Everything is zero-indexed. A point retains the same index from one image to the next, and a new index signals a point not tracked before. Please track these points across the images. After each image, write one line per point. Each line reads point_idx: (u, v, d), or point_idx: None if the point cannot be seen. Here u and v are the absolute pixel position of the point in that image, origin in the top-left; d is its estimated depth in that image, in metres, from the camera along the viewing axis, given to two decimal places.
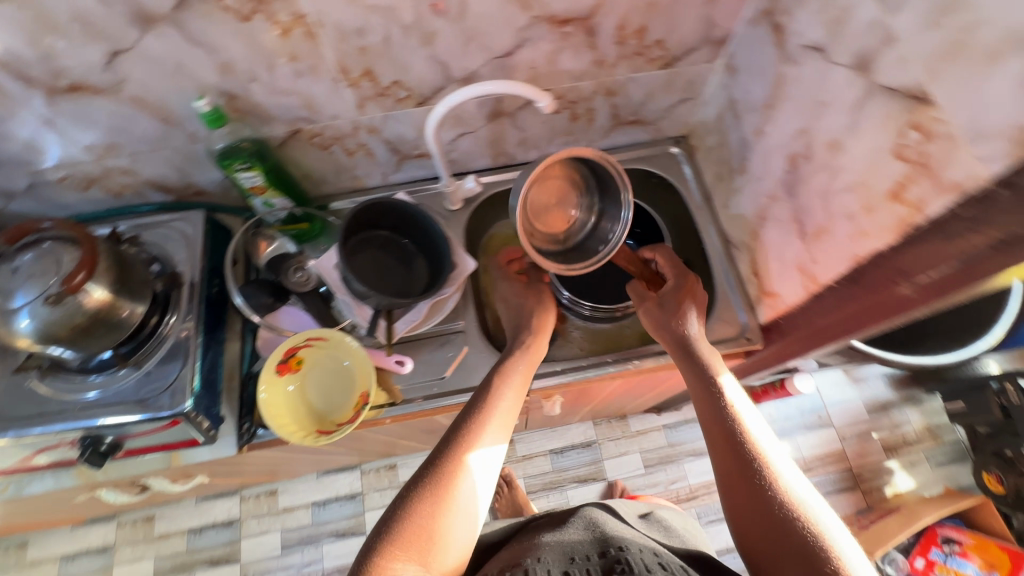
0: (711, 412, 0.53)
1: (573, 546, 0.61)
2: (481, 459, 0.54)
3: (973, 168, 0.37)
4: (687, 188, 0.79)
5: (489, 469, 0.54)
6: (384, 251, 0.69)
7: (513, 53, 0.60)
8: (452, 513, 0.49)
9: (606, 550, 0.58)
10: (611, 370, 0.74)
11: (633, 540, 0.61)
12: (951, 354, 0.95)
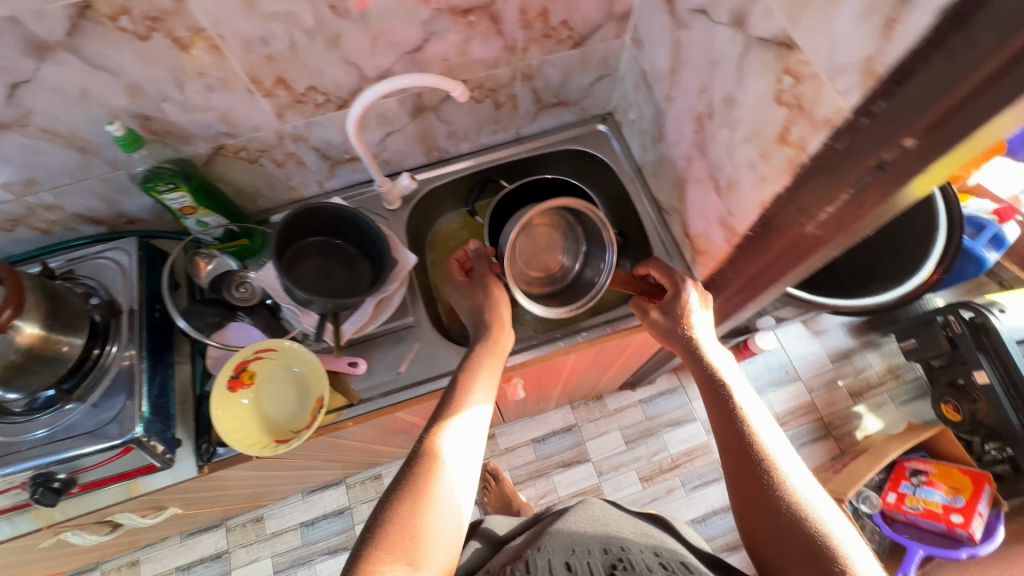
0: (726, 425, 0.55)
1: (574, 538, 0.62)
2: (458, 454, 0.53)
3: (837, 102, 0.39)
4: (617, 162, 0.81)
5: (468, 465, 0.54)
6: (324, 256, 0.69)
7: (422, 47, 0.61)
8: (436, 508, 0.49)
9: (608, 547, 0.60)
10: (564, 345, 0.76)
11: (635, 540, 0.62)
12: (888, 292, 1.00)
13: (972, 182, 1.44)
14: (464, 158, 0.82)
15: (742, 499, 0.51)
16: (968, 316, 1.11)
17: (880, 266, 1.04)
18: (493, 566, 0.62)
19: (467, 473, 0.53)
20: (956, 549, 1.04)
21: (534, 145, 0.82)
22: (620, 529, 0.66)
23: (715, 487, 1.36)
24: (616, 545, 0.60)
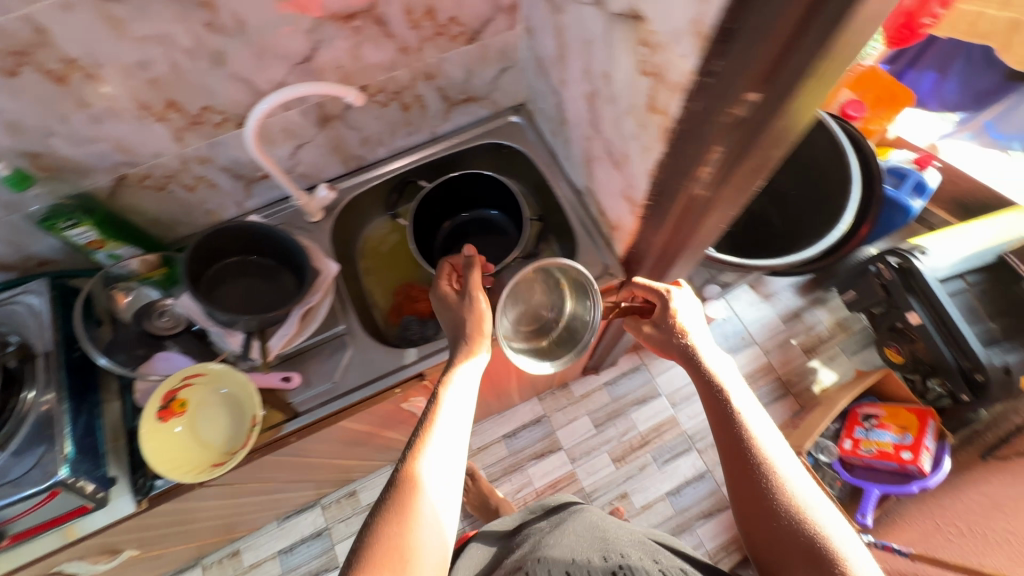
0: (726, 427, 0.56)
1: (573, 547, 0.66)
2: (438, 471, 0.51)
3: (684, 65, 0.41)
4: (533, 150, 0.83)
5: (449, 479, 0.52)
6: (244, 275, 0.70)
7: (313, 56, 0.62)
8: (421, 530, 0.48)
9: (607, 554, 0.63)
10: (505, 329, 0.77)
11: (634, 546, 0.65)
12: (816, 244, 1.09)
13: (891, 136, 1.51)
14: (382, 164, 0.83)
15: (744, 500, 0.52)
16: (894, 262, 1.14)
17: (806, 223, 1.17)
18: None
19: (448, 487, 0.51)
20: (908, 484, 1.10)
21: (450, 143, 0.83)
22: (619, 535, 0.69)
23: (685, 458, 1.39)
24: (616, 553, 0.63)
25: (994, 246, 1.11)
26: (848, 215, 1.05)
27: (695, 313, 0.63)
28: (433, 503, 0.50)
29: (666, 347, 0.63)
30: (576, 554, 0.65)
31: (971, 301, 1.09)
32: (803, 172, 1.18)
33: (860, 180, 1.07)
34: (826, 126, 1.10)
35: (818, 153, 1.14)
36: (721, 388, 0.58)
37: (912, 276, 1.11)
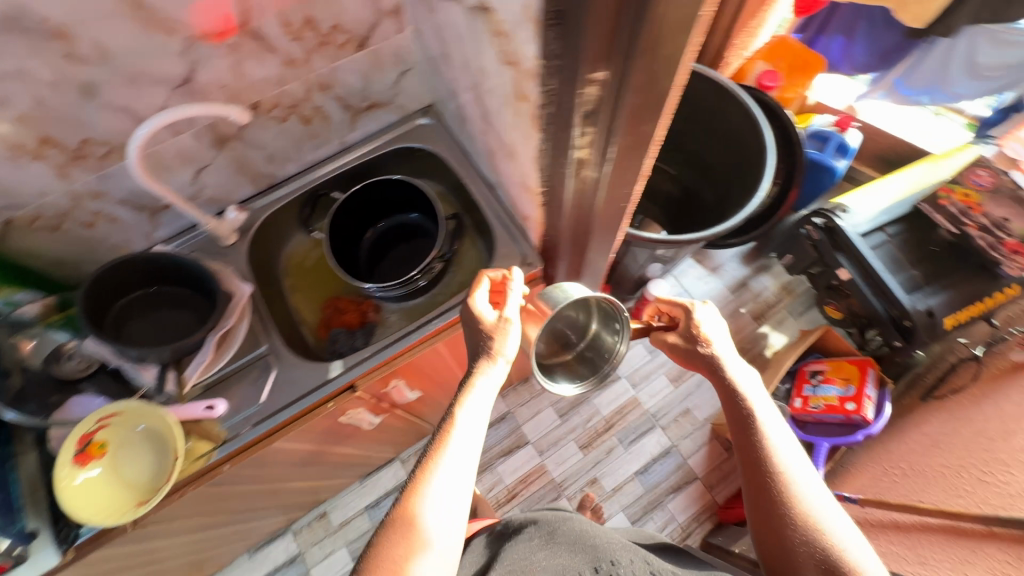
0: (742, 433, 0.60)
1: (563, 562, 0.65)
2: (451, 499, 0.54)
3: (533, 52, 0.42)
4: (444, 149, 0.83)
5: (455, 498, 0.54)
6: (155, 307, 0.69)
7: (193, 78, 0.61)
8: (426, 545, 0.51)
9: (598, 564, 0.63)
10: (435, 328, 0.77)
11: (624, 550, 0.66)
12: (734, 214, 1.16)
13: (812, 102, 1.57)
14: (293, 180, 0.82)
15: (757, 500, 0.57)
16: (819, 222, 1.18)
17: (732, 195, 1.24)
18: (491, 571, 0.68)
19: (460, 511, 0.54)
20: (854, 433, 1.14)
21: (361, 152, 0.83)
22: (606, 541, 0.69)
23: (650, 436, 1.41)
24: (607, 561, 0.64)
25: (908, 197, 1.14)
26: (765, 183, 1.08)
27: (716, 322, 0.65)
28: (447, 531, 0.52)
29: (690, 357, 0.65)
30: (567, 569, 0.64)
31: (893, 251, 1.13)
32: (728, 145, 1.22)
33: (775, 147, 1.09)
34: (738, 98, 1.12)
35: (737, 125, 1.17)
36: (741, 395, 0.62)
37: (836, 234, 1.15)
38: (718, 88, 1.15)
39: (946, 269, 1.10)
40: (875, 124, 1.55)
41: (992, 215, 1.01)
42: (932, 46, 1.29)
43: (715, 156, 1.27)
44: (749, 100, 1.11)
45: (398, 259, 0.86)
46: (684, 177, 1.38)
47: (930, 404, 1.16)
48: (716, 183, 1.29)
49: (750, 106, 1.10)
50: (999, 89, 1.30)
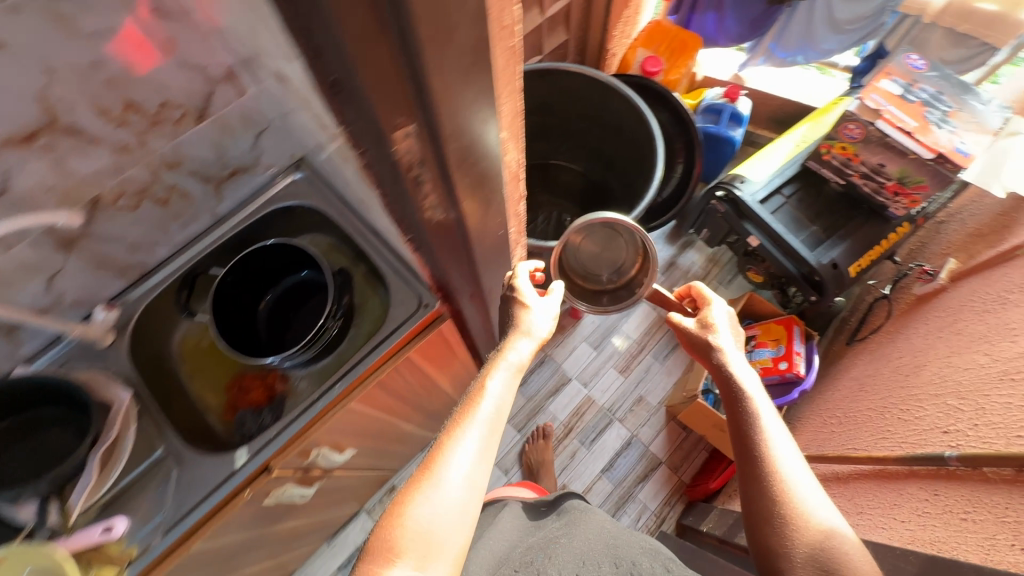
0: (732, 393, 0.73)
1: (587, 552, 0.79)
2: (472, 463, 0.59)
3: (335, 118, 0.40)
4: (324, 202, 0.80)
5: (452, 484, 0.58)
6: (25, 437, 0.63)
7: (7, 188, 0.56)
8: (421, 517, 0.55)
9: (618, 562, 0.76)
10: (341, 390, 0.75)
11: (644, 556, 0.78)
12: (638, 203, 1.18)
13: (700, 78, 1.62)
14: (169, 262, 0.77)
15: (747, 485, 0.67)
16: (721, 195, 1.22)
17: (635, 184, 1.27)
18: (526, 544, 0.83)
19: (465, 499, 0.58)
20: (791, 392, 1.18)
21: (236, 221, 0.79)
22: (622, 547, 0.82)
23: (609, 431, 1.42)
24: (625, 562, 0.76)
25: (796, 155, 1.21)
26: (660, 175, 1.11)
27: (725, 322, 0.80)
28: (465, 491, 0.58)
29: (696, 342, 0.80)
30: (588, 557, 0.78)
31: (792, 211, 1.18)
32: (621, 137, 1.24)
33: (662, 140, 1.12)
34: (622, 95, 1.14)
35: (627, 121, 1.19)
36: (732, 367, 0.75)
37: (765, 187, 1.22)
38: (601, 88, 1.17)
39: (843, 219, 1.16)
40: (762, 89, 1.61)
41: (870, 161, 1.04)
42: (794, 10, 1.37)
43: (616, 151, 1.29)
44: (632, 96, 1.14)
45: (296, 321, 0.81)
46: (594, 173, 1.41)
47: (854, 348, 1.21)
48: (623, 177, 1.32)
49: (634, 103, 1.13)
50: (861, 40, 1.39)
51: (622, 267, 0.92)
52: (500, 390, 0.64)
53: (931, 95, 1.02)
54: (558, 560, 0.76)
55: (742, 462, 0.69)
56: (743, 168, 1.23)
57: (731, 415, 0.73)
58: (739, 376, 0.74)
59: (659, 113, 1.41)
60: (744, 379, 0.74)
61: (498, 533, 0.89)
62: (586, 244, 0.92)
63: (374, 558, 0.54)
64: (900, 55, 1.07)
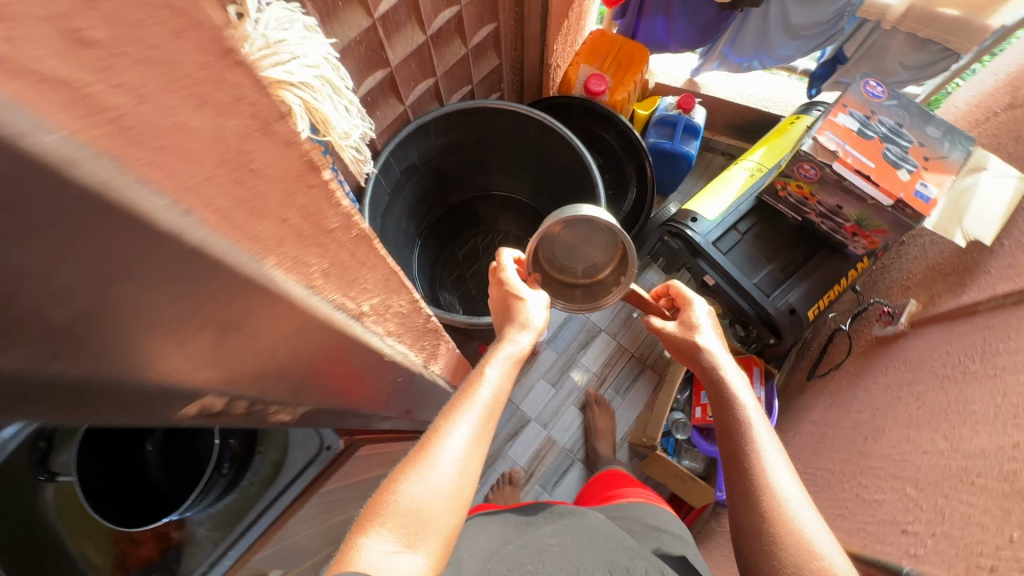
0: (711, 384, 0.69)
1: (578, 553, 0.69)
2: (462, 449, 0.63)
3: None
4: None
5: (443, 468, 0.60)
6: None
7: None
8: (407, 494, 0.58)
9: (612, 565, 0.67)
10: (233, 555, 0.68)
11: (636, 560, 0.69)
12: None
13: (652, 85, 1.51)
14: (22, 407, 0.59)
15: (736, 486, 0.61)
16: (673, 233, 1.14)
17: None
18: (513, 549, 0.70)
19: (454, 479, 0.61)
20: None
21: None
22: (622, 552, 0.71)
23: (571, 473, 1.38)
24: (620, 568, 0.66)
25: (751, 187, 1.13)
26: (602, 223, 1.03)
27: (710, 323, 0.74)
28: (454, 474, 0.61)
29: (676, 339, 0.75)
30: (581, 557, 0.68)
31: (748, 249, 1.10)
32: (563, 174, 1.15)
33: (604, 184, 1.05)
34: (560, 134, 1.06)
35: (568, 161, 1.11)
36: (709, 356, 0.71)
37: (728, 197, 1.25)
38: (537, 126, 1.07)
39: (799, 257, 1.09)
40: (718, 95, 1.50)
41: (825, 202, 0.97)
42: (746, 16, 1.25)
43: (558, 186, 1.20)
44: (571, 136, 1.05)
45: (189, 459, 0.72)
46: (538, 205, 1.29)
47: (814, 385, 1.17)
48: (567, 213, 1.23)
49: (573, 144, 1.05)
50: (820, 46, 1.28)
51: (597, 263, 0.93)
52: (495, 377, 0.72)
53: (890, 129, 0.93)
54: (548, 564, 0.65)
55: (733, 466, 0.62)
56: (695, 203, 1.15)
57: (716, 415, 0.67)
58: (729, 377, 0.68)
59: (603, 138, 1.32)
60: (732, 377, 0.69)
61: (479, 539, 0.75)
62: (565, 237, 0.91)
63: (363, 526, 0.57)
64: (858, 81, 0.98)
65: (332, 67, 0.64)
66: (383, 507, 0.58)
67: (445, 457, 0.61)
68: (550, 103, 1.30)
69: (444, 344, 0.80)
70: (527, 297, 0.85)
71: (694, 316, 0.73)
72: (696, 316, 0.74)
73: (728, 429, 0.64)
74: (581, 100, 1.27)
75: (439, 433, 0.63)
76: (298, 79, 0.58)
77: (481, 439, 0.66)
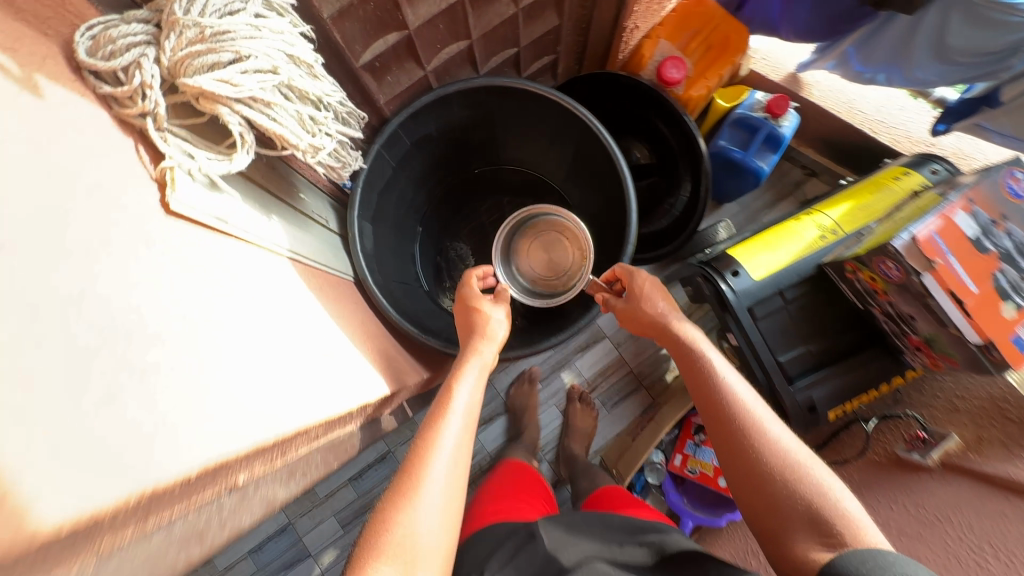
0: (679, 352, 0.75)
1: None
2: (451, 452, 0.64)
3: None
4: None
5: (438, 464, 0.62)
6: None
7: None
8: (404, 519, 0.57)
9: None
10: None
11: None
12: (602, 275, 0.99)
13: (745, 72, 1.24)
14: None
15: (726, 445, 0.63)
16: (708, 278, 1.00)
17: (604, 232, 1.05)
18: None
19: (445, 489, 0.61)
20: (718, 517, 1.09)
21: None
22: None
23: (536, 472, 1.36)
24: None
25: (816, 251, 0.94)
26: (626, 255, 0.91)
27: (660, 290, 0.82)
28: (444, 489, 0.61)
29: (636, 313, 0.81)
30: None
31: (785, 321, 0.95)
32: (595, 176, 0.99)
33: (637, 212, 0.91)
34: (601, 139, 0.90)
35: (604, 169, 0.95)
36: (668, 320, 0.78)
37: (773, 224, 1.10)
38: (578, 122, 0.91)
39: (841, 346, 0.94)
40: (821, 102, 1.23)
41: (897, 306, 0.80)
42: (890, 19, 0.98)
43: (586, 189, 1.05)
44: (613, 145, 0.90)
45: None
46: (564, 194, 1.13)
47: None
48: (591, 221, 1.08)
49: (613, 155, 0.89)
50: (974, 79, 0.97)
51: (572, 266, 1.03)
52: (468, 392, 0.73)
53: (1017, 244, 0.73)
54: None
55: (718, 437, 0.64)
56: (745, 248, 0.97)
57: (690, 376, 0.72)
58: (692, 334, 0.75)
59: (658, 135, 1.12)
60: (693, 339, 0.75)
61: None
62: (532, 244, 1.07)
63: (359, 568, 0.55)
64: (1000, 168, 0.77)
65: (299, 74, 0.48)
66: (380, 540, 0.56)
67: (432, 485, 0.60)
68: (605, 81, 1.09)
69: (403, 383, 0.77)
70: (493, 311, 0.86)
71: (648, 286, 0.80)
72: (654, 290, 0.81)
73: (711, 403, 0.67)
74: (644, 86, 1.05)
75: (429, 436, 0.65)
76: (241, 93, 0.43)
77: (469, 428, 0.67)
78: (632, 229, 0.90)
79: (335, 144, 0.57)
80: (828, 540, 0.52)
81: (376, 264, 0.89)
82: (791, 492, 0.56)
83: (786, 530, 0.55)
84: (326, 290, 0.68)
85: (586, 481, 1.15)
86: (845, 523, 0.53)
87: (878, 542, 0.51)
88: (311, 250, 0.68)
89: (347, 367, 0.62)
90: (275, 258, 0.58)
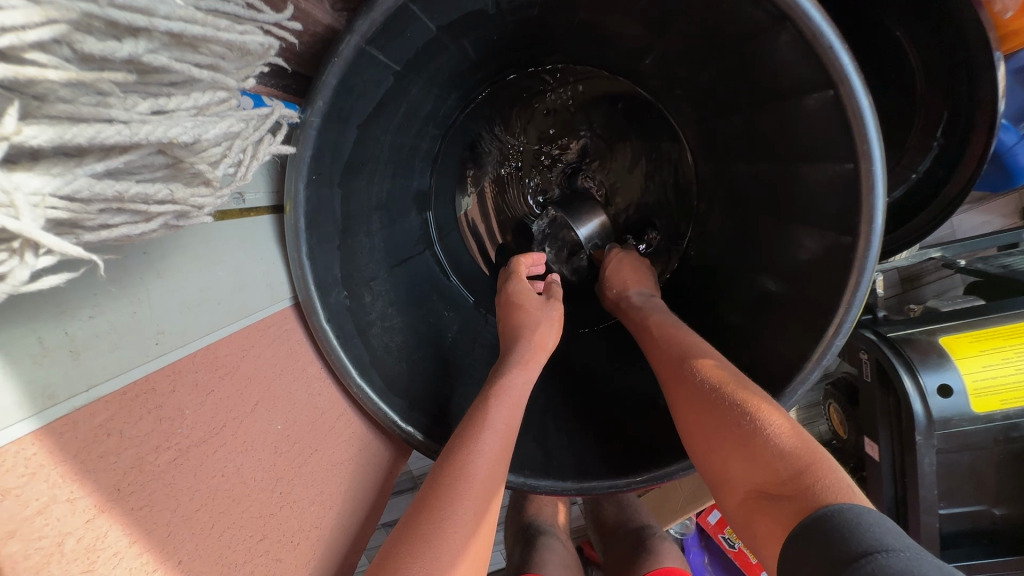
0: (626, 315, 0.58)
1: None
2: (493, 425, 0.45)
3: None
4: None
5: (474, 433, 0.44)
6: None
7: None
8: (441, 513, 0.37)
9: None
10: None
11: None
12: (745, 342, 0.52)
13: None
14: None
15: (675, 407, 0.45)
16: (872, 357, 0.62)
17: (751, 238, 0.54)
18: None
19: (481, 476, 0.41)
20: None
21: None
22: None
23: None
24: None
25: None
26: (814, 343, 0.43)
27: (638, 264, 0.64)
28: (481, 479, 0.41)
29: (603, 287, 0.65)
30: None
31: (980, 467, 0.60)
32: (779, 135, 0.47)
33: (868, 294, 0.41)
34: (841, 93, 0.37)
35: (806, 159, 0.44)
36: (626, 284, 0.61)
37: (1009, 280, 0.69)
38: (805, 57, 0.39)
39: None
40: None
41: None
42: None
43: (741, 158, 0.55)
44: (868, 111, 0.37)
45: None
46: (690, 132, 0.64)
47: None
48: (732, 212, 0.58)
49: (862, 160, 0.38)
50: None
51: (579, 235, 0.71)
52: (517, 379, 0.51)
53: None
54: None
55: (665, 376, 0.47)
56: (964, 341, 0.58)
57: (639, 335, 0.54)
58: (643, 300, 0.58)
59: (904, 80, 0.61)
60: (645, 300, 0.58)
61: None
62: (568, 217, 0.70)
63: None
64: None
65: None
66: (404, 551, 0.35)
67: (475, 463, 0.41)
68: None
69: (403, 454, 0.51)
70: (541, 315, 0.58)
71: (610, 257, 0.66)
72: (615, 257, 0.66)
73: (658, 362, 0.49)
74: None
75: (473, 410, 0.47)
76: None
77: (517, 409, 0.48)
78: (844, 325, 0.41)
79: (71, 205, 0.19)
80: (783, 493, 0.34)
81: (344, 260, 0.48)
82: (742, 448, 0.37)
83: (738, 483, 0.37)
84: (202, 410, 0.32)
85: (611, 508, 0.82)
86: (806, 466, 0.34)
87: (847, 497, 0.32)
88: (156, 329, 0.30)
89: (295, 569, 0.35)
90: (16, 458, 0.22)
